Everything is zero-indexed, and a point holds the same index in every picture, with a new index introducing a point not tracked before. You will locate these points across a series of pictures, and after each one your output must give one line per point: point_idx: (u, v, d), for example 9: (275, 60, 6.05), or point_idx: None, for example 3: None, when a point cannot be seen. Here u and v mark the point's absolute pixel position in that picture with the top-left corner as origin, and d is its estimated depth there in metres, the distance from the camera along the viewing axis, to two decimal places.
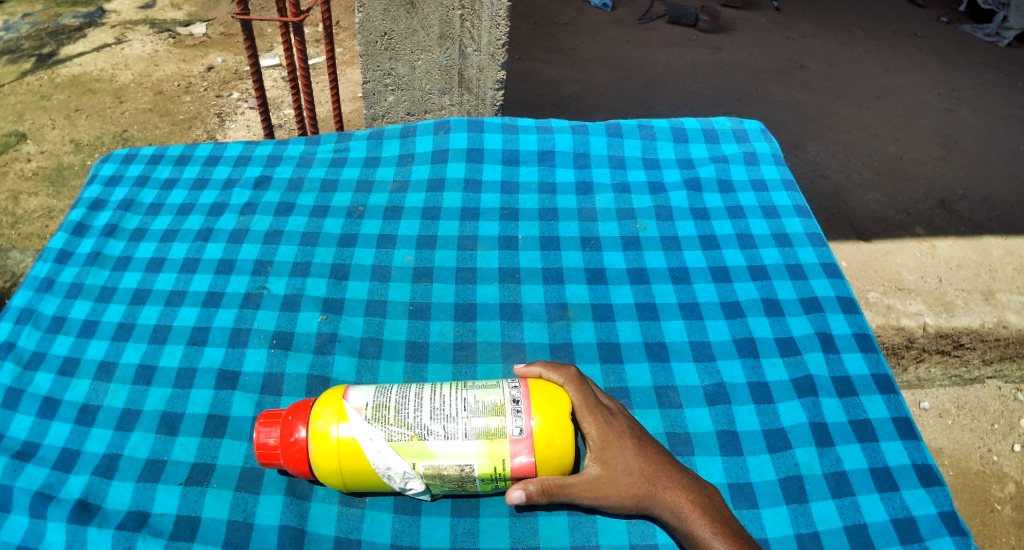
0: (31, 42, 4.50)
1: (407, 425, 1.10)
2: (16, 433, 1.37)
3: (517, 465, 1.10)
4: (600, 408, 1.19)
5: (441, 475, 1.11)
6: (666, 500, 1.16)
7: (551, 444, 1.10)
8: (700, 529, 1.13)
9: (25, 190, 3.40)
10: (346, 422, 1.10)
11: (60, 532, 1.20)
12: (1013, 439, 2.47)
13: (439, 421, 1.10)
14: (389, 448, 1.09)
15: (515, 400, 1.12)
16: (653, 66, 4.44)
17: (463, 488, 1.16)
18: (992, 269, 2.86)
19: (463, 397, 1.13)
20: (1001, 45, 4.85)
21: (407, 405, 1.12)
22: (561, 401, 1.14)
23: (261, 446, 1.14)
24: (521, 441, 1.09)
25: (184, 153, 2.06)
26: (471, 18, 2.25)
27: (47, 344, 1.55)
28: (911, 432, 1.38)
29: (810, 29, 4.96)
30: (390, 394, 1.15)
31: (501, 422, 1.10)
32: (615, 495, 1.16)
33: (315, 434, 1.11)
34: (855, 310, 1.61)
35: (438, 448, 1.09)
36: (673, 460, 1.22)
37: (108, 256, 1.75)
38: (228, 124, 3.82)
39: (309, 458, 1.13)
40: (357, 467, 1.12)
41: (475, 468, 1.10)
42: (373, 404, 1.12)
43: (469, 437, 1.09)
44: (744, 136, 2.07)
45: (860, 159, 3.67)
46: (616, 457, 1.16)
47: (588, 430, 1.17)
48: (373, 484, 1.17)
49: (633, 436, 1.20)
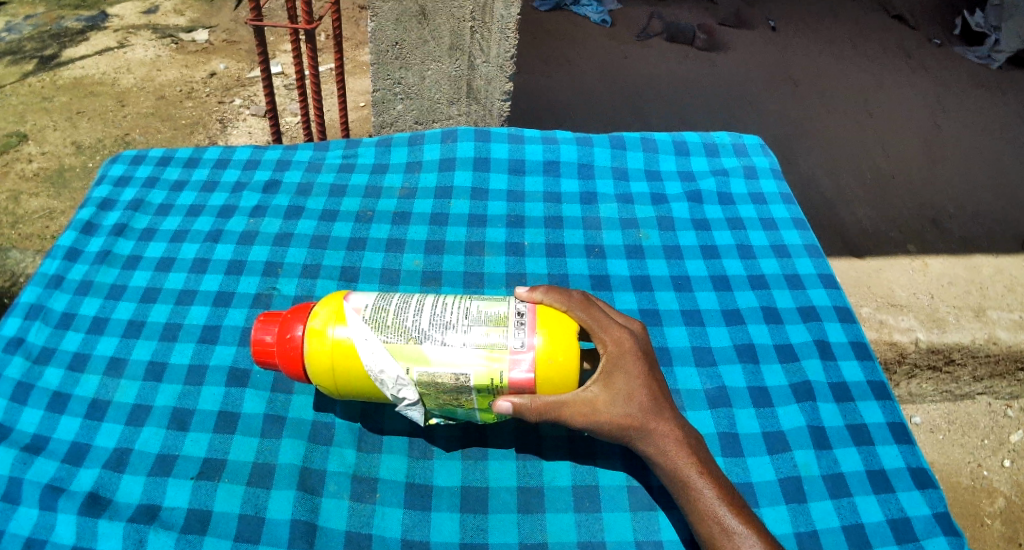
0: (32, 44, 4.54)
1: (406, 328, 1.17)
2: (26, 427, 1.39)
3: (516, 379, 1.14)
4: (613, 327, 1.25)
5: (436, 383, 1.16)
6: (656, 438, 1.19)
7: (554, 361, 1.14)
8: (683, 468, 1.17)
9: (25, 190, 3.43)
10: (345, 324, 1.17)
11: (71, 525, 1.22)
12: (1003, 454, 2.52)
13: (439, 326, 1.17)
14: (384, 349, 1.15)
15: (520, 314, 1.19)
16: (651, 81, 4.51)
17: (460, 406, 1.22)
18: (982, 287, 2.95)
19: (465, 308, 1.20)
20: (993, 68, 4.99)
21: (408, 311, 1.19)
22: (568, 323, 1.20)
23: (258, 342, 1.20)
24: (522, 354, 1.15)
25: (193, 156, 2.09)
26: (481, 31, 2.30)
27: (56, 340, 1.57)
28: (905, 436, 1.42)
29: (806, 47, 5.05)
30: (390, 300, 1.22)
31: (501, 331, 1.16)
32: (608, 420, 1.18)
33: (312, 335, 1.18)
34: (851, 319, 1.66)
35: (434, 353, 1.15)
36: (671, 403, 1.24)
37: (117, 255, 1.78)
38: (230, 130, 3.87)
39: (303, 358, 1.18)
40: (351, 371, 1.18)
41: (470, 378, 1.14)
42: (373, 309, 1.19)
43: (468, 343, 1.15)
44: (743, 150, 2.13)
45: (854, 176, 3.74)
46: (620, 382, 1.20)
47: (601, 339, 1.24)
48: (366, 392, 1.22)
49: (643, 366, 1.23)
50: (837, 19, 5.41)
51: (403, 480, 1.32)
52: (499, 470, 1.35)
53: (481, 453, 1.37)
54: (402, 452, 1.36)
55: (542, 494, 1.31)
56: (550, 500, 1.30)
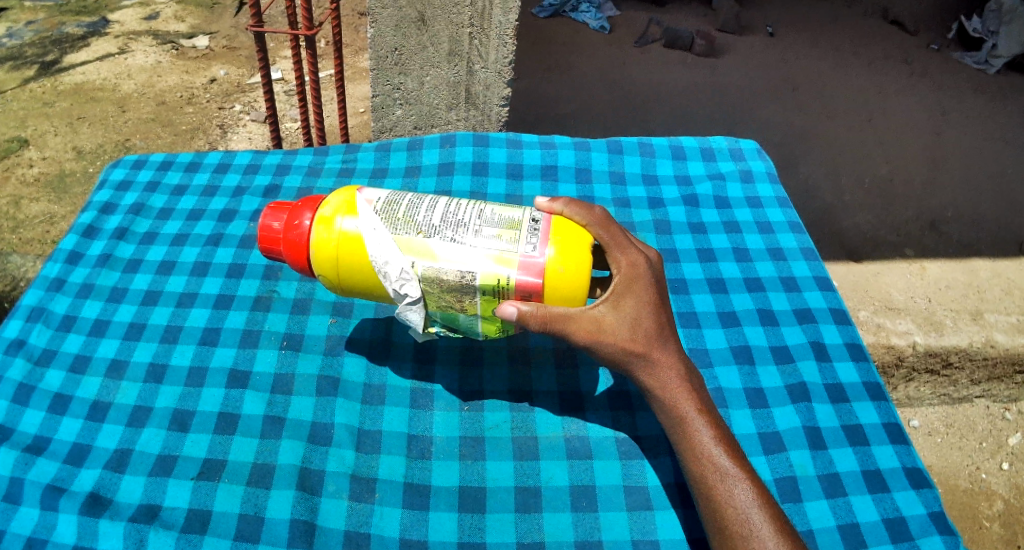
0: (33, 50, 4.57)
1: (417, 224, 1.21)
2: (27, 428, 1.40)
3: (523, 281, 1.17)
4: (629, 249, 1.27)
5: (440, 280, 1.19)
6: (659, 370, 1.18)
7: (564, 271, 1.18)
8: (682, 405, 1.16)
9: (26, 196, 3.44)
10: (353, 214, 1.23)
11: (72, 525, 1.23)
12: (1001, 457, 2.53)
13: (450, 225, 1.21)
14: (392, 242, 1.20)
15: (533, 221, 1.23)
16: (649, 87, 4.53)
17: (462, 312, 1.25)
18: (979, 290, 2.97)
19: (479, 211, 1.24)
20: (990, 72, 5.02)
21: (421, 208, 1.23)
22: (583, 239, 1.23)
23: (265, 229, 1.26)
24: (532, 257, 1.18)
25: (194, 160, 2.11)
26: (479, 36, 2.32)
27: (57, 342, 1.58)
28: (900, 437, 1.44)
29: (803, 52, 5.08)
30: (403, 200, 1.26)
31: (513, 234, 1.20)
32: (612, 341, 1.17)
33: (320, 223, 1.23)
34: (846, 321, 1.67)
35: (441, 249, 1.19)
36: (676, 339, 1.23)
37: (118, 259, 1.79)
38: (230, 136, 3.90)
39: (309, 246, 1.23)
40: (355, 261, 1.22)
41: (476, 277, 1.18)
42: (386, 204, 1.24)
43: (477, 241, 1.19)
44: (740, 155, 2.15)
45: (851, 180, 3.76)
46: (630, 306, 1.19)
47: (616, 260, 1.25)
48: (368, 286, 1.26)
49: (654, 293, 1.23)
50: (835, 25, 5.45)
51: (402, 479, 1.34)
52: (497, 470, 1.36)
53: (479, 454, 1.39)
54: (401, 454, 1.38)
55: (540, 494, 1.33)
56: (547, 500, 1.32)
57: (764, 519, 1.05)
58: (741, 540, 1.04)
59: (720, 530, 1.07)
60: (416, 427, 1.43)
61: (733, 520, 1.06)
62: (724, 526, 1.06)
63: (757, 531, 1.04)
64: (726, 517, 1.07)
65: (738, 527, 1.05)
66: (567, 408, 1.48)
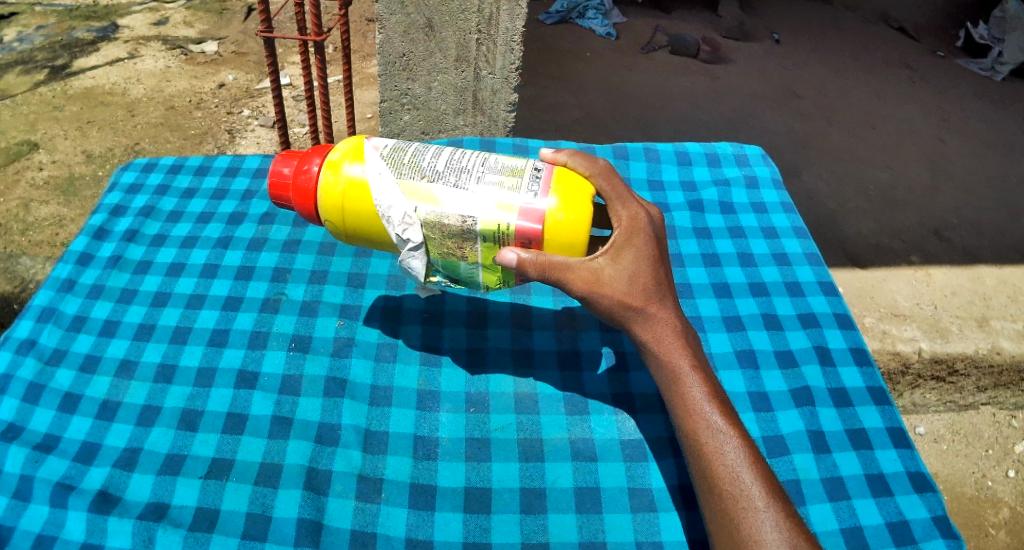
0: (43, 54, 4.63)
1: (421, 168, 1.23)
2: (37, 426, 1.42)
3: (523, 227, 1.18)
4: (630, 203, 1.25)
5: (442, 225, 1.21)
6: (655, 325, 1.17)
7: (565, 219, 1.18)
8: (677, 360, 1.15)
9: (36, 198, 3.47)
10: (359, 161, 1.24)
11: (81, 522, 1.24)
12: (1007, 465, 2.51)
13: (453, 171, 1.22)
14: (396, 186, 1.21)
15: (536, 170, 1.23)
16: (654, 94, 4.55)
17: (464, 260, 1.26)
18: (985, 297, 2.96)
19: (482, 159, 1.25)
20: (997, 79, 5.00)
21: (426, 155, 1.25)
22: (584, 189, 1.22)
23: (276, 174, 1.29)
24: (533, 203, 1.19)
25: (203, 164, 2.13)
26: (487, 42, 2.35)
27: (68, 343, 1.60)
28: (903, 441, 1.44)
29: (808, 60, 5.09)
30: (409, 148, 1.28)
31: (515, 180, 1.21)
32: (610, 294, 1.15)
33: (328, 168, 1.25)
34: (850, 326, 1.68)
35: (444, 193, 1.20)
36: (674, 295, 1.21)
37: (128, 260, 1.81)
38: (238, 140, 3.93)
39: (316, 191, 1.26)
40: (360, 207, 1.24)
41: (477, 222, 1.19)
42: (392, 151, 1.26)
43: (479, 185, 1.20)
44: (745, 161, 2.16)
45: (856, 186, 3.77)
46: (629, 258, 1.17)
47: (617, 213, 1.23)
48: (372, 232, 1.28)
49: (653, 247, 1.20)
50: (841, 32, 5.46)
51: (408, 480, 1.35)
52: (502, 472, 1.37)
53: (484, 456, 1.40)
54: (407, 455, 1.39)
55: (544, 496, 1.33)
56: (552, 501, 1.32)
57: (755, 478, 1.04)
58: (729, 498, 1.03)
59: (709, 488, 1.06)
60: (422, 428, 1.44)
61: (722, 478, 1.05)
62: (713, 484, 1.05)
63: (746, 490, 1.02)
64: (716, 475, 1.05)
65: (727, 485, 1.04)
66: (572, 412, 1.49)
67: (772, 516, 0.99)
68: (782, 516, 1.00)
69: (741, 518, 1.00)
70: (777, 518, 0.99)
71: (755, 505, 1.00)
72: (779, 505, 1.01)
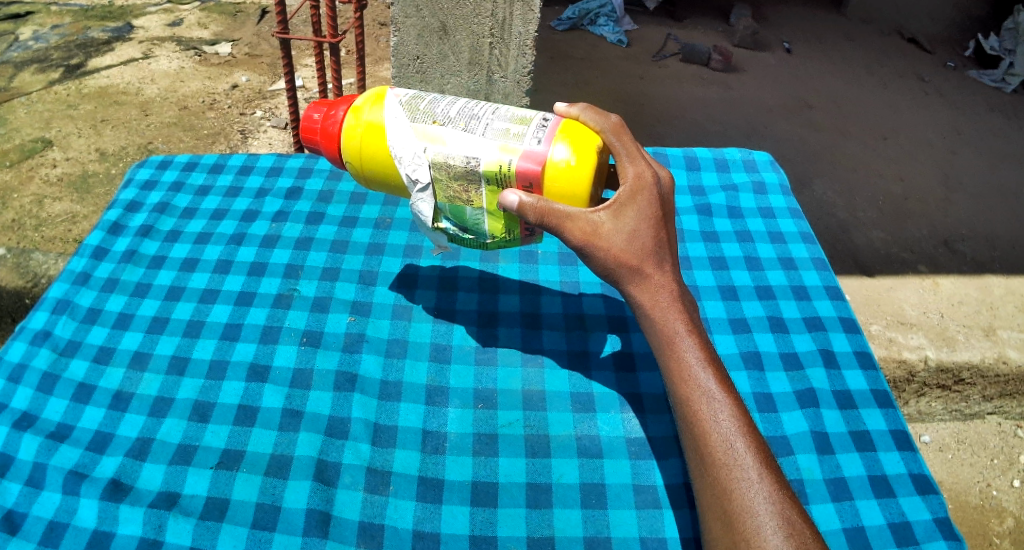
0: (59, 53, 4.70)
1: (434, 114, 1.26)
2: (50, 415, 1.45)
3: (523, 167, 1.19)
4: (640, 157, 1.20)
5: (448, 166, 1.23)
6: (649, 285, 1.13)
7: (566, 165, 1.18)
8: (671, 325, 1.11)
9: (49, 195, 3.51)
10: (379, 106, 1.30)
11: (92, 509, 1.27)
12: (1012, 475, 2.50)
13: (464, 117, 1.25)
14: (410, 129, 1.25)
15: (545, 120, 1.24)
16: (664, 101, 4.57)
17: (469, 205, 1.28)
18: (992, 307, 2.97)
19: (494, 109, 1.27)
20: (1007, 90, 5.00)
21: (441, 103, 1.29)
22: (590, 144, 1.21)
23: (305, 119, 1.34)
24: (538, 150, 1.19)
25: (218, 162, 2.17)
26: (500, 46, 2.38)
27: (82, 334, 1.63)
28: (907, 444, 1.46)
29: (818, 68, 5.10)
30: (426, 96, 1.32)
31: (522, 128, 1.22)
32: (606, 249, 1.12)
33: (351, 113, 1.31)
34: (855, 329, 1.69)
35: (453, 136, 1.22)
36: (675, 258, 1.17)
37: (143, 255, 1.84)
38: (251, 141, 3.97)
39: (339, 134, 1.31)
40: (378, 148, 1.29)
41: (480, 164, 1.20)
42: (411, 98, 1.30)
43: (486, 131, 1.22)
44: (754, 166, 2.18)
45: (865, 196, 3.76)
46: (630, 216, 1.14)
47: (623, 170, 1.19)
48: (387, 174, 1.32)
49: (658, 208, 1.16)
50: (851, 42, 5.47)
51: (416, 474, 1.37)
52: (509, 467, 1.39)
53: (492, 451, 1.42)
54: (415, 449, 1.41)
55: (550, 491, 1.35)
56: (557, 497, 1.34)
57: (748, 448, 1.01)
58: (723, 468, 1.00)
59: (702, 456, 1.03)
60: (430, 423, 1.47)
61: (716, 447, 1.02)
62: (706, 452, 1.02)
63: (740, 460, 1.00)
64: (709, 444, 1.02)
65: (720, 453, 1.01)
66: (579, 409, 1.51)
67: (765, 487, 0.97)
68: (775, 488, 0.98)
69: (733, 489, 0.97)
70: (770, 490, 0.97)
71: (748, 476, 0.98)
72: (771, 477, 0.99)
